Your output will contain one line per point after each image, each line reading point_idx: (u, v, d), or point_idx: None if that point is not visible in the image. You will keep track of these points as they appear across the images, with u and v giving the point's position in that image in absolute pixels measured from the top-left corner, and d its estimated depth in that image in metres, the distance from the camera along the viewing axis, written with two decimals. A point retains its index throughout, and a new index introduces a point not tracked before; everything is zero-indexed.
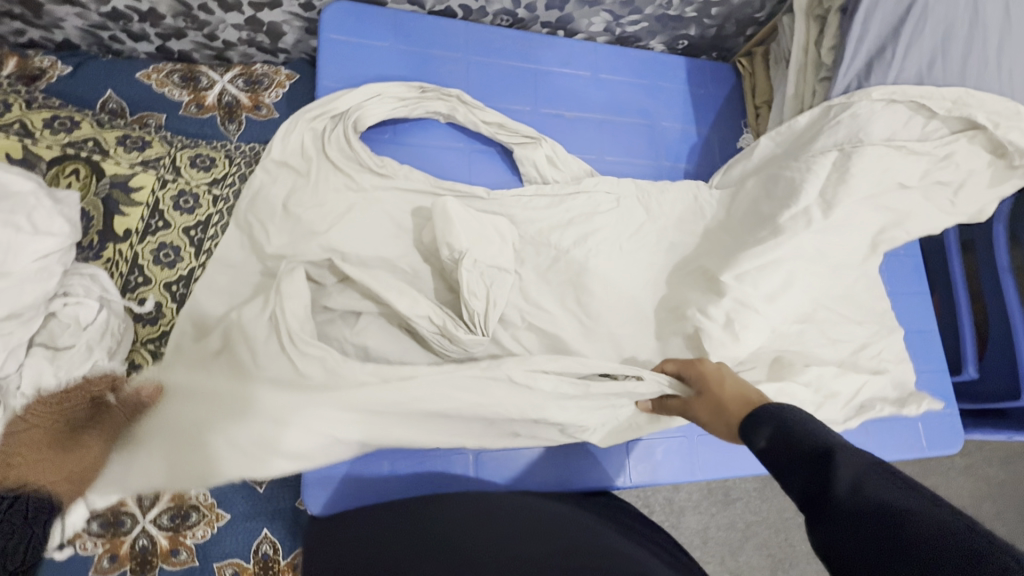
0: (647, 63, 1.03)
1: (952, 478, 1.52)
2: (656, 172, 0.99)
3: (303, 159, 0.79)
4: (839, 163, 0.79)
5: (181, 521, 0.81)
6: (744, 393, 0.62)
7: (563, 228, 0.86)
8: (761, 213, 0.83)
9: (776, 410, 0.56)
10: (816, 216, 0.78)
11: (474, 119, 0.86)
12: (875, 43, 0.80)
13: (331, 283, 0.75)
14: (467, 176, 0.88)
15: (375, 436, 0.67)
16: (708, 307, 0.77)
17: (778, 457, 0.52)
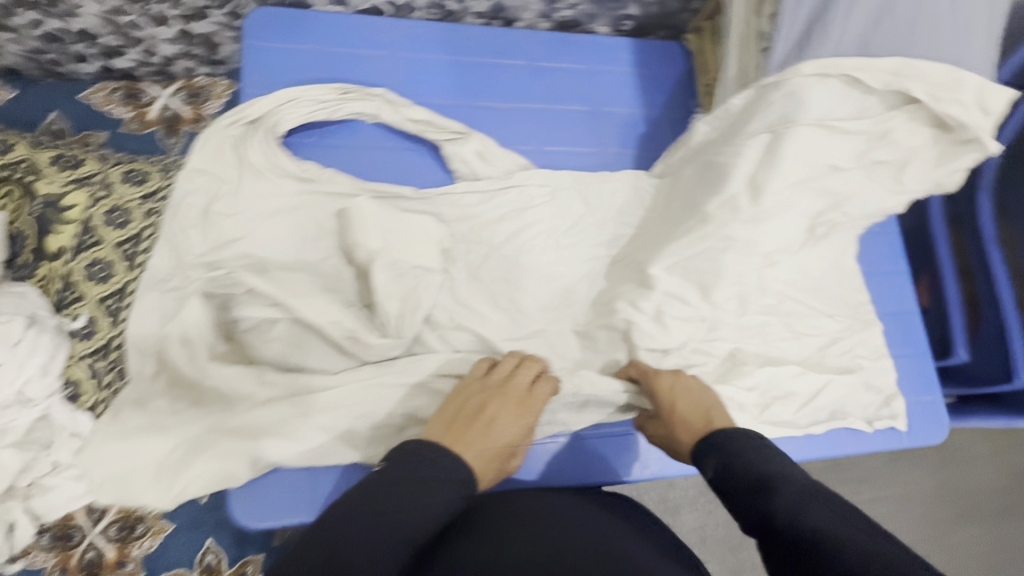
0: (586, 47, 1.00)
1: (974, 466, 1.43)
2: (600, 159, 0.96)
3: (221, 167, 0.77)
4: (771, 145, 0.73)
5: (129, 532, 0.83)
6: (691, 417, 0.71)
7: (496, 225, 0.85)
8: (691, 201, 0.79)
9: (721, 441, 0.65)
10: (744, 205, 0.74)
11: (401, 117, 0.83)
12: (805, 12, 0.75)
13: (240, 292, 0.74)
14: (397, 177, 0.87)
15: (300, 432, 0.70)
16: (639, 301, 0.78)
17: (724, 481, 0.61)
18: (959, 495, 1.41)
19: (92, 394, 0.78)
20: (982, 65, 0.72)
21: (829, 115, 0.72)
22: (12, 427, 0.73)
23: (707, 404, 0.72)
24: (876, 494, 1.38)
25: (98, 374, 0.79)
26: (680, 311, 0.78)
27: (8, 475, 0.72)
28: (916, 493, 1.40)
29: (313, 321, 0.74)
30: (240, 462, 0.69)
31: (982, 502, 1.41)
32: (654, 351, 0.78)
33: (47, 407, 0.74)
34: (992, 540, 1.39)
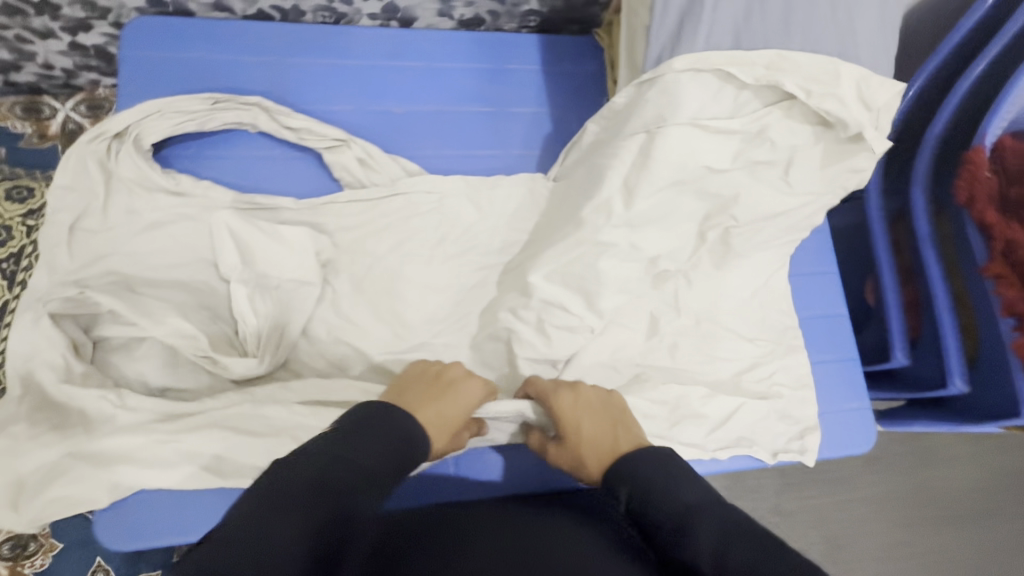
0: (491, 44, 0.96)
1: (952, 468, 1.36)
2: (503, 163, 0.92)
3: (90, 183, 0.76)
4: (644, 147, 0.71)
5: (17, 551, 0.83)
6: (598, 438, 0.66)
7: (379, 234, 0.83)
8: (572, 207, 0.76)
9: (634, 468, 0.60)
10: (617, 209, 0.72)
11: (277, 125, 0.82)
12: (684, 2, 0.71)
13: (103, 311, 0.74)
14: (282, 187, 0.84)
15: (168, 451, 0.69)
16: (519, 309, 0.75)
17: (642, 518, 0.56)
18: (937, 498, 1.34)
19: None
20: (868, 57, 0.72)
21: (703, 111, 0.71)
22: None
23: (611, 420, 0.68)
24: (835, 510, 1.30)
25: None
26: (559, 318, 0.74)
27: None
28: (878, 510, 1.32)
29: (170, 342, 0.74)
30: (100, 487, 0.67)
31: (962, 505, 1.34)
32: (535, 360, 0.75)
33: None
34: (974, 546, 1.32)
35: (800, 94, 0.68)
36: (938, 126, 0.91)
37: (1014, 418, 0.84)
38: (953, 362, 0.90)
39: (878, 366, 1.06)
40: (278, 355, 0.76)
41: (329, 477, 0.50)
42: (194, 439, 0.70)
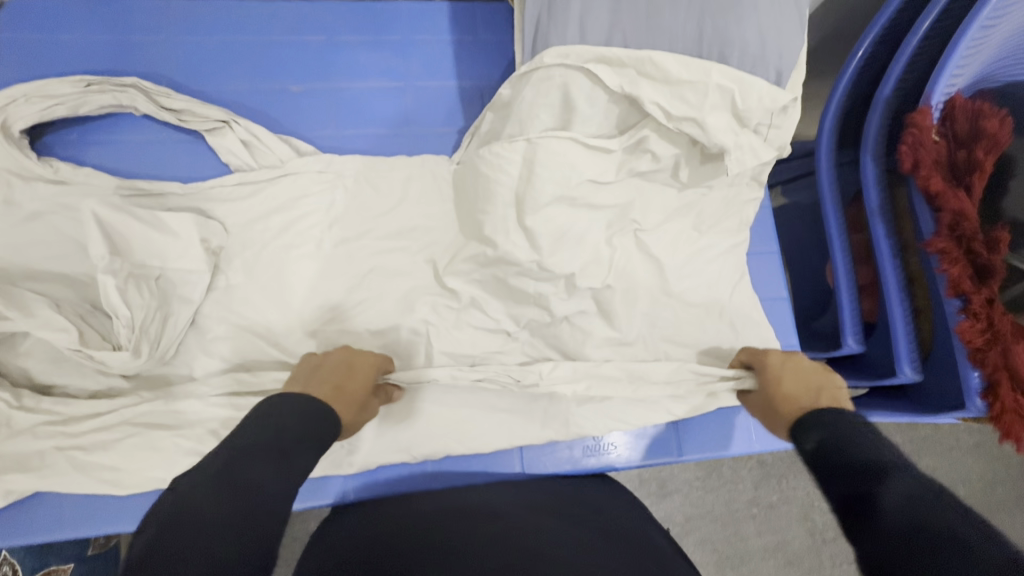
0: (397, 15, 0.89)
1: (954, 458, 1.25)
2: (408, 141, 0.86)
3: None
4: (527, 157, 0.68)
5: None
6: (796, 395, 0.62)
7: (268, 219, 0.78)
8: (470, 214, 0.75)
9: (819, 417, 0.54)
10: (511, 222, 0.69)
11: (158, 108, 0.78)
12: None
13: None
14: (171, 170, 0.81)
15: (46, 451, 0.67)
16: (418, 303, 0.78)
17: (824, 463, 0.49)
18: None
19: None
20: (759, 74, 0.65)
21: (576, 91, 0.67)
22: None
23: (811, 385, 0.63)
24: (813, 507, 1.20)
25: None
26: (473, 317, 0.77)
27: None
28: None
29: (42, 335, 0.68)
30: None
31: (966, 498, 1.23)
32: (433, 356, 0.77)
33: None
34: None
35: (656, 113, 0.65)
36: (887, 87, 0.81)
37: (961, 410, 0.75)
38: (902, 348, 0.81)
39: (831, 352, 0.97)
40: (161, 347, 0.72)
41: (283, 448, 0.49)
42: (68, 438, 0.68)
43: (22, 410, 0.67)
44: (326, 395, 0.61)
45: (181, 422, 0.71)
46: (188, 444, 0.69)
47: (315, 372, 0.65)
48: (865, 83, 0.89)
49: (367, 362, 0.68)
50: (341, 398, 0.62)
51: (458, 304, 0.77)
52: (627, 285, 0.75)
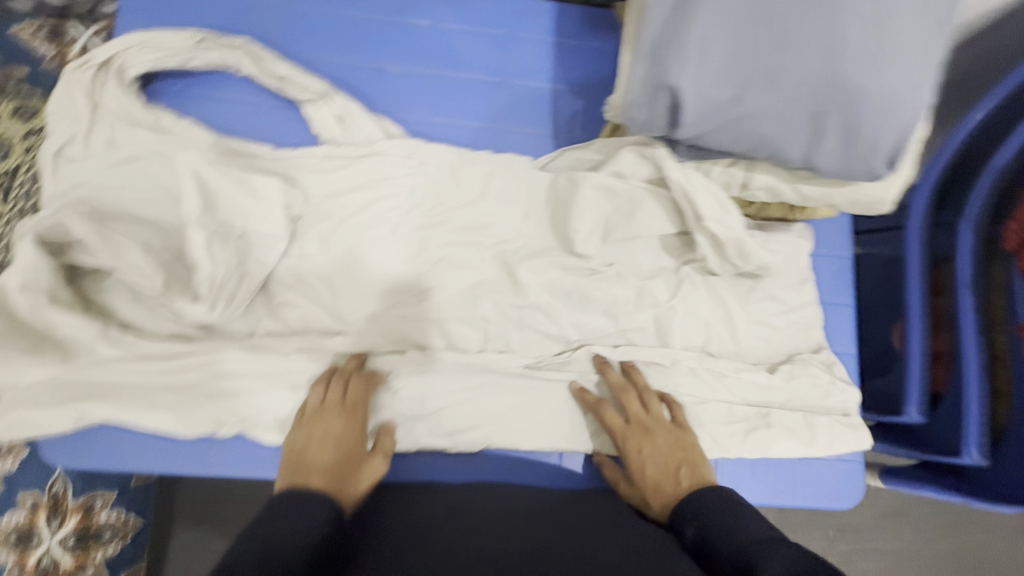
0: (503, 9, 0.89)
1: (998, 539, 1.19)
2: (493, 137, 0.86)
3: (78, 112, 0.76)
4: (637, 198, 0.75)
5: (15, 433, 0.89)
6: (664, 481, 0.66)
7: (350, 193, 0.79)
8: (556, 225, 0.80)
9: (705, 507, 0.59)
10: (594, 240, 0.77)
11: (261, 71, 0.79)
12: (666, 13, 0.60)
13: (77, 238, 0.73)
14: (262, 133, 0.82)
15: (118, 385, 0.71)
16: (484, 298, 0.78)
17: (700, 557, 0.54)
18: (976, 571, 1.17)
19: None
20: (859, 171, 0.62)
21: (679, 128, 0.61)
22: None
23: (680, 460, 0.67)
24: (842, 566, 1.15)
25: None
26: (535, 321, 0.78)
27: None
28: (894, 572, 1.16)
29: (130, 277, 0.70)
30: (50, 409, 0.69)
31: None
32: (490, 352, 0.78)
33: None
34: None
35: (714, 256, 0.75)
36: (1004, 157, 0.76)
37: None
38: (972, 430, 0.78)
39: (887, 416, 0.93)
40: (234, 305, 0.74)
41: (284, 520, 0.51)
42: (139, 378, 0.71)
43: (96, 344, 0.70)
44: (348, 451, 0.65)
45: (239, 379, 0.73)
46: (247, 402, 0.72)
47: (320, 416, 0.68)
48: (980, 144, 0.84)
49: (348, 390, 0.71)
50: (349, 441, 0.66)
51: (522, 303, 0.78)
52: (689, 308, 0.81)
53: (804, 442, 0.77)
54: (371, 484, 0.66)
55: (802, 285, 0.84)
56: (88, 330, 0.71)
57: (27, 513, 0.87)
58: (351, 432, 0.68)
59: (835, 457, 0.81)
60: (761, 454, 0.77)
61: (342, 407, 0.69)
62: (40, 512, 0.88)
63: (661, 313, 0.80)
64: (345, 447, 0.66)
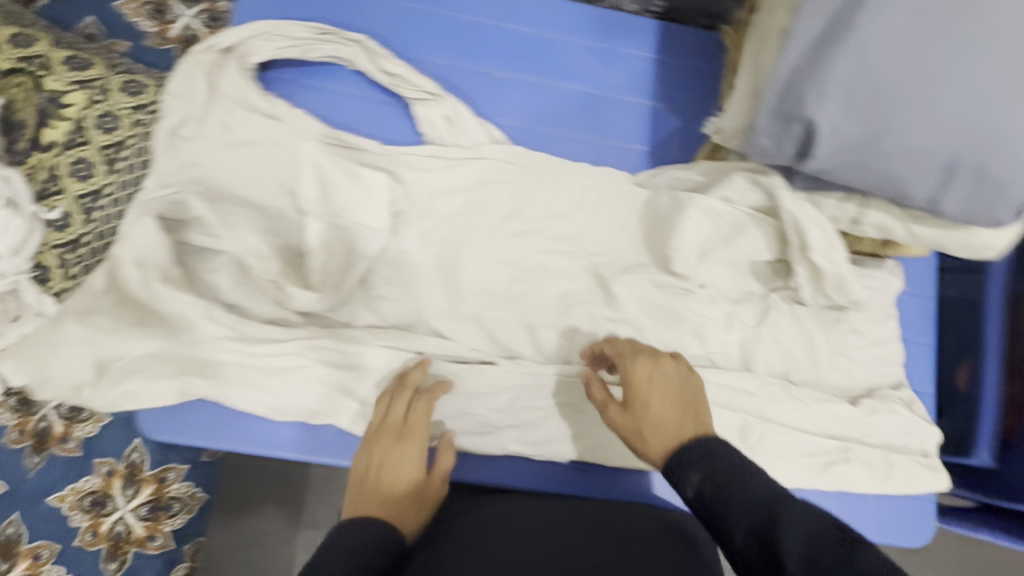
0: (609, 24, 0.90)
1: None
2: (590, 149, 0.87)
3: (199, 93, 0.78)
4: (740, 223, 0.76)
5: (29, 409, 0.83)
6: (666, 423, 0.61)
7: (452, 195, 0.81)
8: (651, 242, 0.81)
9: (712, 458, 0.56)
10: (691, 260, 0.78)
11: (376, 67, 0.81)
12: (810, 47, 0.61)
13: (194, 217, 0.76)
14: (368, 128, 0.84)
15: (219, 366, 0.72)
16: (576, 309, 0.79)
17: (711, 514, 0.53)
18: None
19: (58, 282, 0.86)
20: (981, 220, 0.63)
21: (810, 160, 0.62)
22: None
23: (686, 403, 0.63)
24: None
25: (67, 265, 0.85)
26: (626, 336, 0.78)
27: None
28: None
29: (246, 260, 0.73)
30: (159, 382, 0.72)
31: None
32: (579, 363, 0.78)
33: (15, 282, 0.82)
34: None
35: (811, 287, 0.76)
36: None
37: None
38: None
39: (951, 459, 0.93)
40: (337, 295, 0.76)
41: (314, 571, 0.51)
42: (240, 359, 0.72)
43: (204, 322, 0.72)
44: (413, 482, 0.65)
45: (337, 368, 0.74)
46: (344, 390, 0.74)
47: (379, 442, 0.67)
48: None
49: (411, 414, 0.69)
50: (413, 471, 0.66)
51: (614, 317, 0.79)
52: (776, 336, 0.82)
53: (880, 478, 0.78)
54: (432, 509, 0.67)
55: (886, 320, 0.84)
56: (192, 310, 0.72)
57: (104, 479, 0.89)
58: (416, 458, 0.66)
59: (908, 497, 0.81)
60: (838, 486, 0.77)
61: (406, 433, 0.67)
62: (115, 480, 0.89)
63: (747, 338, 0.81)
64: (409, 478, 0.65)
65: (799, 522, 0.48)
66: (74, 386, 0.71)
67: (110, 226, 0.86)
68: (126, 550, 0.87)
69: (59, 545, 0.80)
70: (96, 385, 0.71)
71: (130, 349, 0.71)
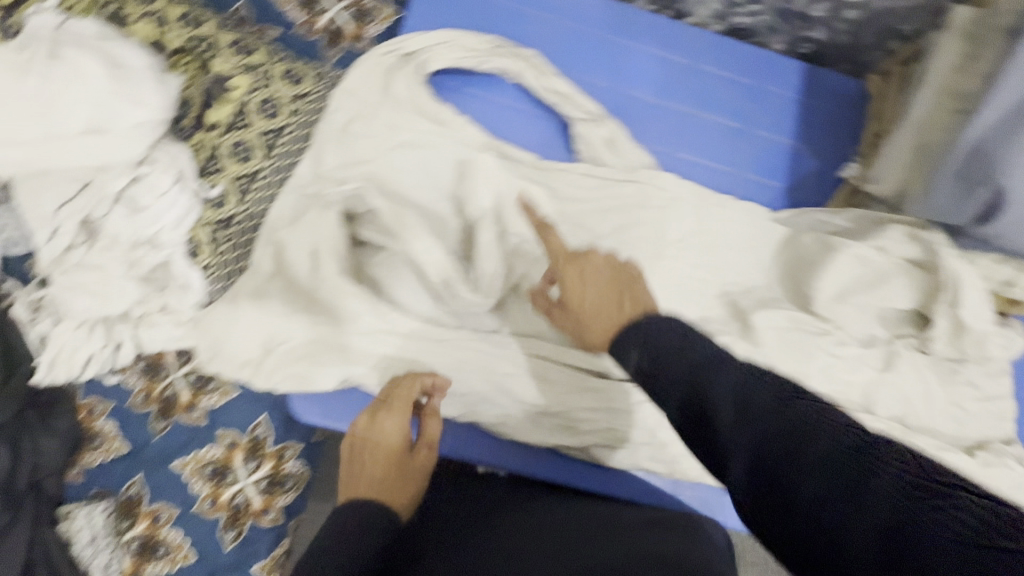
0: (757, 62, 0.93)
1: None
2: (729, 180, 0.90)
3: (372, 92, 0.82)
4: (887, 271, 0.78)
5: (156, 375, 0.96)
6: (600, 309, 0.60)
7: (604, 214, 0.82)
8: (792, 280, 0.83)
9: (653, 336, 0.53)
10: (833, 302, 0.80)
11: (542, 84, 0.83)
12: (1005, 113, 0.62)
13: (363, 211, 0.80)
14: (522, 140, 0.86)
15: (381, 355, 0.76)
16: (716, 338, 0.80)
17: (650, 385, 0.51)
18: None
19: (207, 255, 0.87)
20: None
21: (996, 223, 0.64)
22: (139, 263, 0.83)
23: (618, 284, 0.61)
24: None
25: (219, 243, 0.87)
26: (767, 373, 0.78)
27: (125, 301, 0.83)
28: None
29: (419, 258, 0.76)
30: (321, 365, 0.75)
31: None
32: None
33: (169, 254, 0.84)
34: None
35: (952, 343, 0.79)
36: None
37: None
38: None
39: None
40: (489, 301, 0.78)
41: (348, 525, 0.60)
42: (398, 353, 0.76)
43: (369, 313, 0.75)
44: (394, 457, 0.68)
45: (487, 373, 0.77)
46: (492, 394, 0.77)
47: (370, 417, 0.72)
48: None
49: (397, 394, 0.72)
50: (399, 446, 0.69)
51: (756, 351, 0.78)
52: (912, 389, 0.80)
53: None
54: (422, 479, 0.70)
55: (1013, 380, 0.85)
56: (359, 300, 0.75)
57: (224, 450, 0.94)
58: (399, 430, 0.70)
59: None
60: None
61: (388, 407, 0.72)
62: (236, 452, 0.94)
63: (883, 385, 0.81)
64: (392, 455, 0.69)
65: (787, 416, 0.43)
66: (243, 362, 0.75)
67: (261, 209, 0.87)
68: (243, 521, 0.92)
69: (176, 509, 0.92)
70: (262, 362, 0.75)
71: (296, 332, 0.75)
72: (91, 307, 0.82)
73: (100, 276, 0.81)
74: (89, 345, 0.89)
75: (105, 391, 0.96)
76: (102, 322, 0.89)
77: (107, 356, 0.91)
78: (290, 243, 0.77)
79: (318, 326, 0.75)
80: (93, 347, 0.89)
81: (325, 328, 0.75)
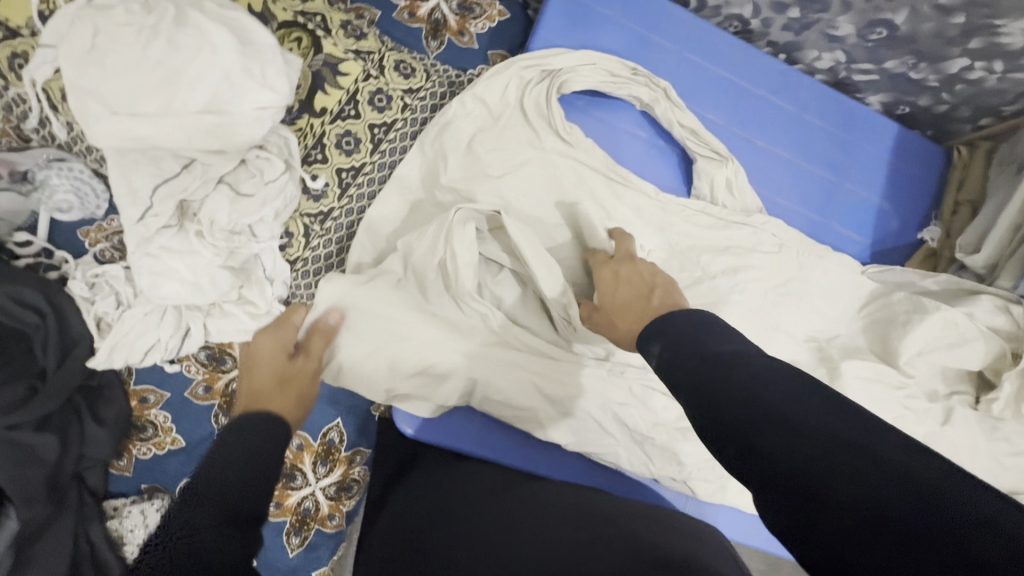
0: (855, 118, 0.96)
1: None
2: (820, 229, 0.94)
3: (501, 103, 0.82)
4: (969, 335, 0.82)
5: (217, 366, 0.90)
6: (631, 301, 0.58)
7: (717, 254, 0.83)
8: (881, 334, 0.86)
9: (681, 330, 0.47)
10: (918, 360, 0.83)
11: (671, 117, 0.85)
12: None
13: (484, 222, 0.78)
14: (638, 167, 0.88)
15: (498, 383, 0.73)
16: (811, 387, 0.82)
17: (670, 376, 0.45)
18: None
19: (297, 249, 0.84)
20: None
21: None
22: (236, 253, 0.78)
23: (649, 285, 0.59)
24: None
25: (312, 236, 0.83)
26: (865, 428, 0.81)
27: (216, 293, 0.77)
28: None
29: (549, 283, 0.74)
30: (434, 382, 0.72)
31: None
32: None
33: (265, 246, 0.80)
34: None
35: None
36: None
37: None
38: None
39: None
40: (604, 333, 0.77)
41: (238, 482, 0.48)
42: (514, 380, 0.73)
43: (490, 333, 0.74)
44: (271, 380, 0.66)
45: (605, 409, 0.75)
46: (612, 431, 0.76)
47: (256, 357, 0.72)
48: None
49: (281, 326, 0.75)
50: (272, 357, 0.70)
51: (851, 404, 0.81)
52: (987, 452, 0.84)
53: None
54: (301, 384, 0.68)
55: None
56: (482, 319, 0.73)
57: (292, 452, 0.89)
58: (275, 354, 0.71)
59: None
60: None
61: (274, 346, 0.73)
62: (303, 455, 0.90)
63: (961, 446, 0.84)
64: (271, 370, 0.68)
65: (814, 421, 0.36)
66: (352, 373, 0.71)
67: (362, 205, 0.83)
68: (309, 526, 0.89)
69: None
70: (373, 371, 0.71)
71: (420, 349, 0.71)
72: (175, 295, 0.76)
73: (194, 261, 0.76)
74: (156, 332, 0.79)
75: (160, 380, 0.89)
76: (172, 307, 0.80)
77: (174, 345, 0.81)
78: (411, 253, 0.73)
79: (436, 345, 0.72)
80: (160, 334, 0.80)
81: (438, 346, 0.72)
